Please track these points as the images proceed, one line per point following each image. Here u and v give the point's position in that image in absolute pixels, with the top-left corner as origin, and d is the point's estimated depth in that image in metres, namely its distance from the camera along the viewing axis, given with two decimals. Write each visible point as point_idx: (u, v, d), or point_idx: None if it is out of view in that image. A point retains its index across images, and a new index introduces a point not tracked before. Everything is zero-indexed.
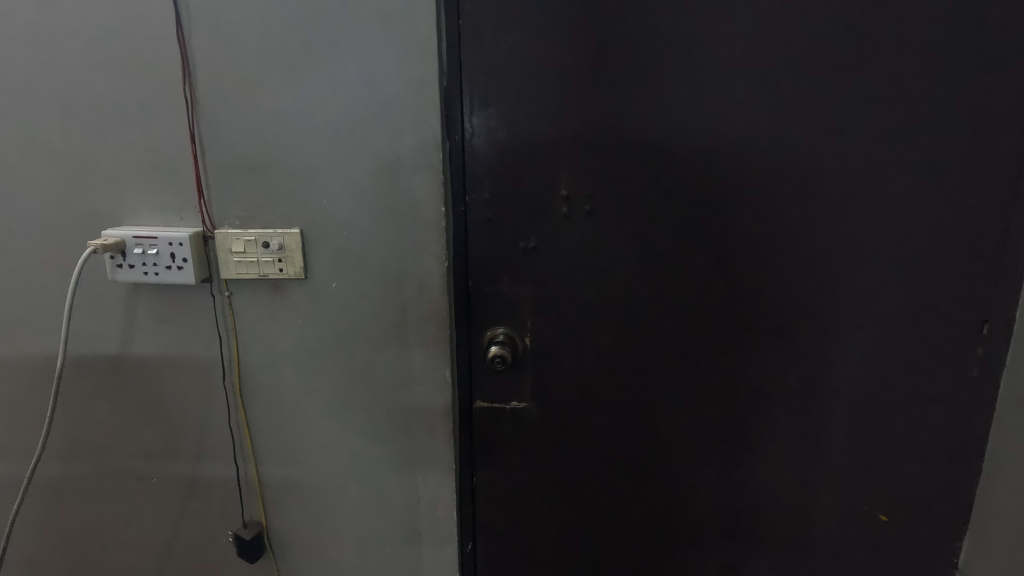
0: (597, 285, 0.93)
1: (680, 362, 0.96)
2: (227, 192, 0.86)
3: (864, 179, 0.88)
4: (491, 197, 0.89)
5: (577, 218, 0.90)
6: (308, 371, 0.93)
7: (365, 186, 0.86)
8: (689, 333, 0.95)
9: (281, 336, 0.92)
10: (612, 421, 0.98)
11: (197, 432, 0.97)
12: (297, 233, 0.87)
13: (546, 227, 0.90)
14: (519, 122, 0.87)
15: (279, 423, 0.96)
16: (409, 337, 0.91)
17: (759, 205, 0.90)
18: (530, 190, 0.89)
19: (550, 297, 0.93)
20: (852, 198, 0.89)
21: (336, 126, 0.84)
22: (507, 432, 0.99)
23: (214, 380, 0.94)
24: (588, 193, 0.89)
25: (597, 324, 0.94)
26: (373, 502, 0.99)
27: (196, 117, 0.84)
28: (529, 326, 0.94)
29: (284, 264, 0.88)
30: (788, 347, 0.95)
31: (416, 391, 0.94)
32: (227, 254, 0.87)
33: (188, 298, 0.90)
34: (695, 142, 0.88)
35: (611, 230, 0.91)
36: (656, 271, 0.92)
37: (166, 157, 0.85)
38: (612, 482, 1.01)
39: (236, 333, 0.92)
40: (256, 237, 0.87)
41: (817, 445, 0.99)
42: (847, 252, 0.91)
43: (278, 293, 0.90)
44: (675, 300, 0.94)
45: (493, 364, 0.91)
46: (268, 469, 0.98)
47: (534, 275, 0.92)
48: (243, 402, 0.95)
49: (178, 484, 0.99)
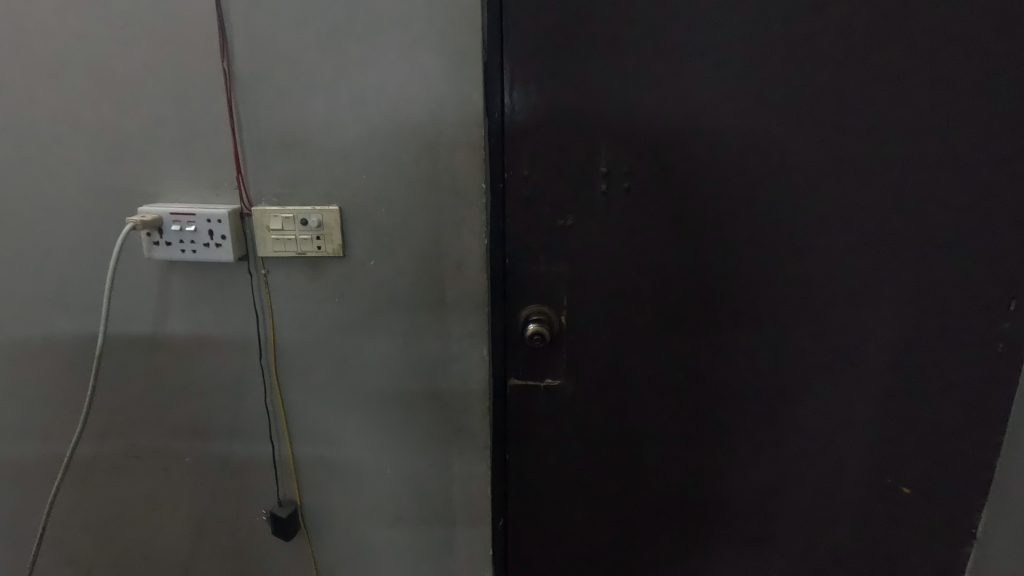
0: (633, 262, 0.93)
1: (713, 341, 0.97)
2: (265, 169, 0.85)
3: (901, 158, 0.89)
4: (530, 173, 0.88)
5: (616, 195, 0.90)
6: (346, 349, 0.94)
7: (405, 163, 0.85)
8: (721, 312, 0.96)
9: (319, 314, 0.92)
10: (645, 399, 0.99)
11: (232, 412, 0.96)
12: (336, 209, 0.86)
13: (585, 205, 0.90)
14: (560, 98, 0.85)
15: (316, 401, 0.96)
16: (447, 315, 0.92)
17: (796, 183, 0.90)
18: (569, 167, 0.88)
19: (587, 275, 0.93)
20: (888, 177, 0.90)
21: (377, 100, 0.83)
22: (540, 411, 0.99)
23: (250, 360, 0.94)
24: (627, 171, 0.89)
25: (633, 302, 0.95)
26: (408, 478, 1.00)
27: (234, 91, 0.82)
28: (566, 304, 0.94)
29: (323, 241, 0.87)
30: (819, 326, 0.97)
31: (454, 368, 0.95)
32: (264, 231, 0.86)
33: (224, 276, 0.89)
34: (735, 119, 0.88)
35: (650, 208, 0.91)
36: (692, 249, 0.93)
37: (202, 132, 0.84)
38: (645, 458, 1.02)
39: (273, 311, 0.91)
40: (294, 214, 0.86)
41: (845, 421, 1.01)
42: (881, 231, 0.92)
43: (315, 270, 0.89)
44: (709, 278, 0.94)
45: (532, 342, 0.92)
46: (303, 448, 0.98)
47: (571, 254, 0.92)
48: (280, 381, 0.95)
49: (213, 462, 0.99)
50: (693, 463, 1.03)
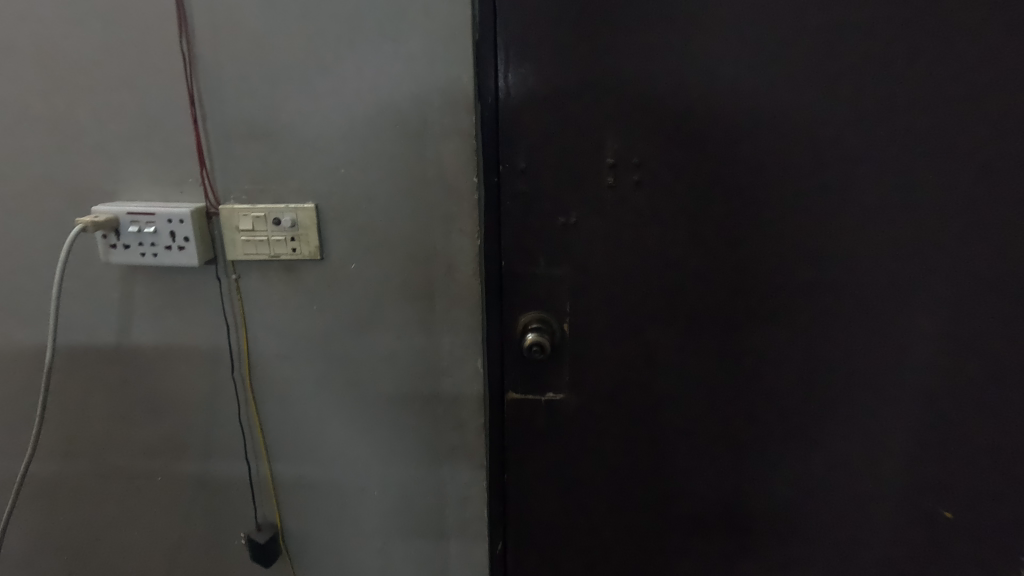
0: (644, 264, 0.83)
1: (733, 352, 0.87)
2: (233, 163, 0.77)
3: (951, 145, 0.78)
4: (528, 166, 0.79)
5: (625, 189, 0.80)
6: (327, 361, 0.86)
7: (388, 154, 0.76)
8: (743, 319, 0.85)
9: (296, 323, 0.84)
10: (657, 414, 0.90)
11: (204, 428, 0.89)
12: (312, 207, 0.77)
13: (589, 201, 0.81)
14: (560, 81, 0.76)
15: (295, 417, 0.88)
16: (437, 323, 0.83)
17: (830, 175, 0.79)
18: (571, 159, 0.79)
19: (592, 278, 0.84)
20: (937, 165, 0.79)
21: (355, 85, 0.74)
22: (541, 427, 0.91)
23: (221, 372, 0.86)
24: (637, 162, 0.79)
25: (644, 308, 0.85)
26: (397, 501, 0.92)
27: (195, 76, 0.74)
28: (568, 311, 0.85)
29: (298, 242, 0.78)
30: (856, 336, 0.85)
31: (445, 381, 0.86)
32: (234, 232, 0.78)
33: (191, 282, 0.81)
34: (761, 102, 0.77)
35: (663, 203, 0.81)
36: (711, 249, 0.83)
37: (162, 122, 0.75)
38: (656, 478, 0.93)
39: (246, 320, 0.83)
40: (265, 212, 0.77)
41: (882, 442, 0.90)
42: (928, 229, 0.81)
43: (290, 275, 0.81)
44: (730, 282, 0.84)
45: (531, 353, 0.83)
46: (283, 467, 0.90)
47: (574, 255, 0.83)
48: (255, 395, 0.87)
49: (186, 483, 0.91)
50: (709, 484, 0.93)
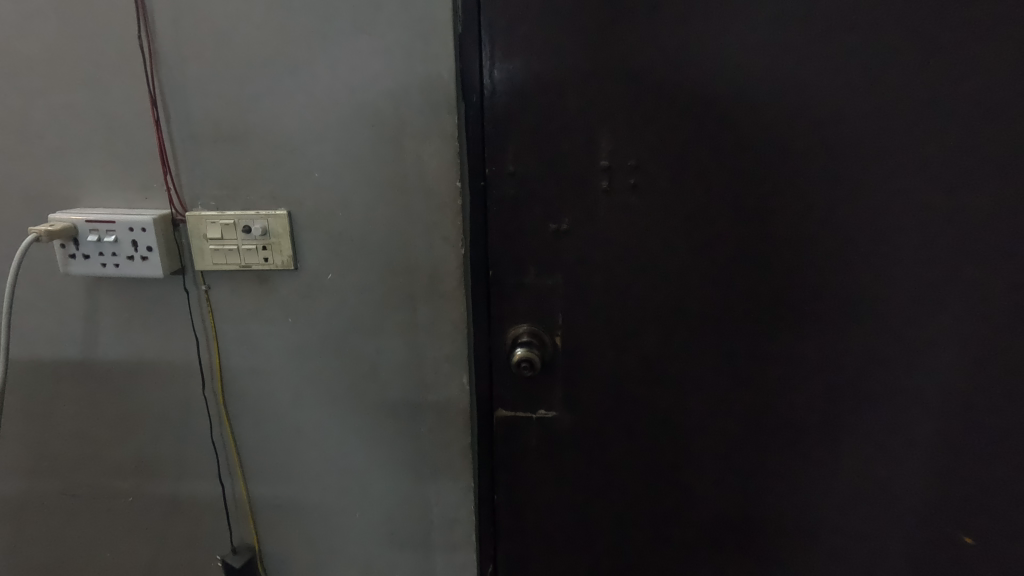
0: (642, 274, 0.77)
1: (740, 369, 0.80)
2: (198, 166, 0.71)
3: (985, 142, 0.70)
4: (517, 169, 0.73)
5: (620, 194, 0.75)
6: (304, 376, 0.81)
7: (365, 157, 0.71)
8: (750, 333, 0.79)
9: (270, 336, 0.79)
10: (657, 435, 0.84)
11: (176, 447, 0.84)
12: (284, 214, 0.72)
13: (582, 206, 0.75)
14: (549, 77, 0.71)
15: (271, 435, 0.83)
16: (420, 336, 0.78)
17: (845, 177, 0.72)
18: (562, 161, 0.73)
19: (586, 289, 0.78)
20: (966, 166, 0.71)
21: (329, 83, 0.69)
22: (532, 447, 0.85)
23: (193, 388, 0.81)
24: (634, 164, 0.74)
25: (642, 321, 0.79)
26: (380, 523, 0.87)
27: (157, 74, 0.69)
28: (561, 323, 0.80)
29: (270, 252, 0.73)
30: (876, 353, 0.78)
31: (429, 398, 0.81)
32: (201, 241, 0.73)
33: (158, 294, 0.77)
34: (769, 99, 0.71)
35: (662, 209, 0.75)
36: (714, 258, 0.76)
37: (123, 124, 0.71)
38: (657, 502, 0.87)
39: (217, 333, 0.78)
40: (234, 220, 0.72)
41: (906, 468, 0.82)
42: (956, 236, 0.73)
43: (263, 286, 0.76)
44: (736, 294, 0.77)
45: (519, 369, 0.77)
46: (259, 487, 0.86)
47: (566, 265, 0.77)
48: (228, 412, 0.82)
49: (158, 503, 0.87)
50: (716, 511, 0.86)
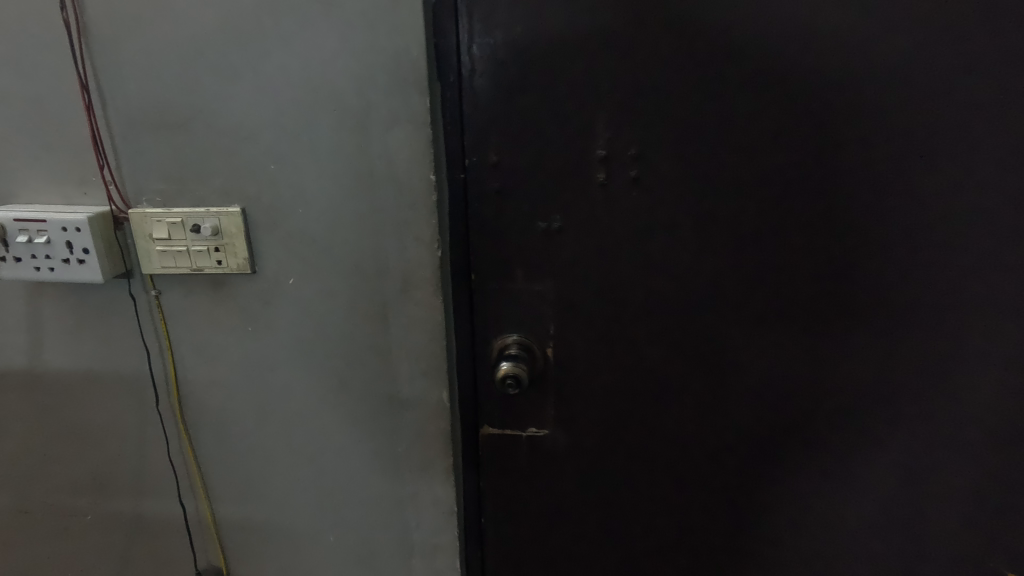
0: (645, 279, 0.68)
1: (756, 387, 0.71)
2: (141, 158, 0.64)
3: None
4: (501, 159, 0.64)
5: (619, 188, 0.65)
6: (268, 390, 0.73)
7: (325, 148, 0.62)
8: (768, 348, 0.69)
9: (229, 346, 0.71)
10: (659, 457, 0.75)
11: (134, 463, 0.78)
12: (237, 212, 0.64)
13: (575, 202, 0.66)
14: (536, 53, 0.61)
15: (234, 452, 0.76)
16: (393, 349, 0.70)
17: (884, 169, 0.62)
18: (551, 151, 0.64)
19: (580, 295, 0.69)
20: None
21: (281, 61, 0.60)
22: (521, 467, 0.77)
23: (148, 401, 0.74)
24: (635, 154, 0.64)
25: (645, 332, 0.70)
26: (355, 547, 0.80)
27: (87, 53, 0.61)
28: (552, 333, 0.71)
29: (223, 253, 0.66)
30: (912, 372, 0.68)
31: (405, 416, 0.73)
32: (147, 241, 0.65)
33: (105, 299, 0.69)
34: (793, 78, 0.60)
35: (668, 206, 0.65)
36: (728, 262, 0.67)
37: (55, 111, 0.63)
38: (661, 529, 0.79)
39: (172, 343, 0.71)
40: (182, 218, 0.65)
41: (940, 497, 0.73)
42: (1013, 238, 0.63)
43: (218, 291, 0.69)
44: (752, 303, 0.68)
45: (504, 387, 0.68)
46: (223, 508, 0.79)
47: (558, 268, 0.68)
48: (187, 428, 0.75)
49: (118, 523, 0.81)
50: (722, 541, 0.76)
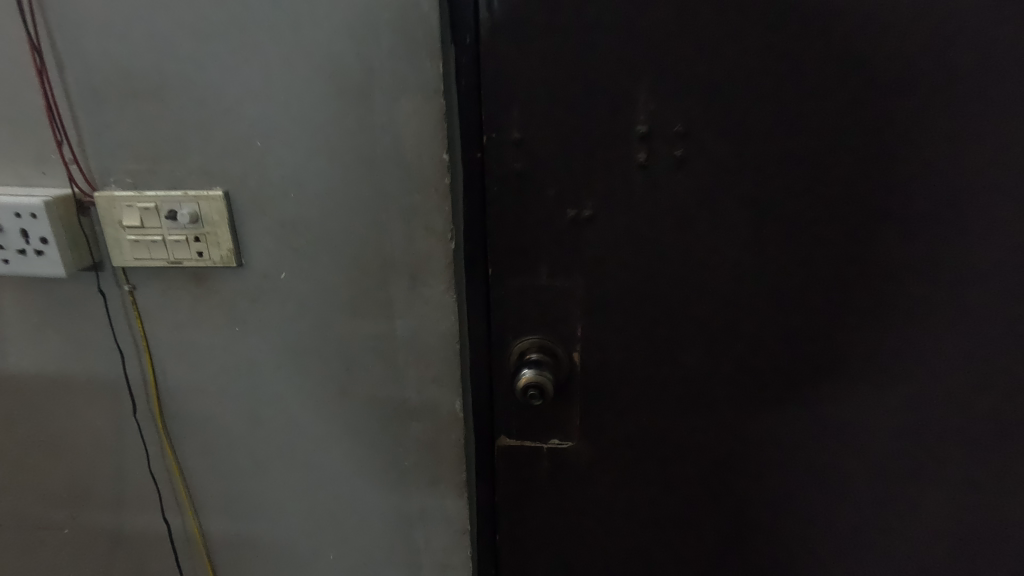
0: (688, 276, 0.59)
1: (810, 398, 0.62)
2: (108, 133, 0.55)
3: None
4: (524, 136, 0.55)
5: (661, 170, 0.56)
6: (258, 397, 0.65)
7: (320, 121, 0.53)
8: (825, 355, 0.61)
9: (215, 348, 0.63)
10: (696, 474, 0.67)
11: (112, 474, 0.70)
12: (218, 196, 0.56)
13: (609, 185, 0.57)
14: (569, 8, 0.51)
15: (222, 464, 0.69)
16: (399, 352, 0.61)
17: (970, 150, 0.53)
18: (584, 126, 0.55)
19: (613, 293, 0.61)
20: None
21: (266, 16, 0.51)
22: (542, 481, 0.69)
23: (125, 407, 0.66)
24: (681, 131, 0.55)
25: (686, 336, 0.61)
26: (358, 566, 0.73)
27: (38, 6, 0.51)
28: (580, 335, 0.63)
29: (204, 244, 0.57)
30: (986, 384, 0.60)
31: (412, 427, 0.65)
32: (117, 230, 0.57)
33: (72, 295, 0.61)
34: (874, 41, 0.51)
35: (718, 192, 0.56)
36: (785, 257, 0.58)
37: (5, 77, 0.54)
38: (694, 548, 0.71)
39: (150, 344, 0.63)
40: (156, 202, 0.56)
41: (1007, 520, 0.65)
42: None
43: (201, 286, 0.60)
44: (810, 304, 0.59)
45: (526, 398, 0.60)
46: (213, 522, 0.72)
47: (587, 262, 0.60)
48: (169, 437, 0.67)
49: (99, 536, 0.74)
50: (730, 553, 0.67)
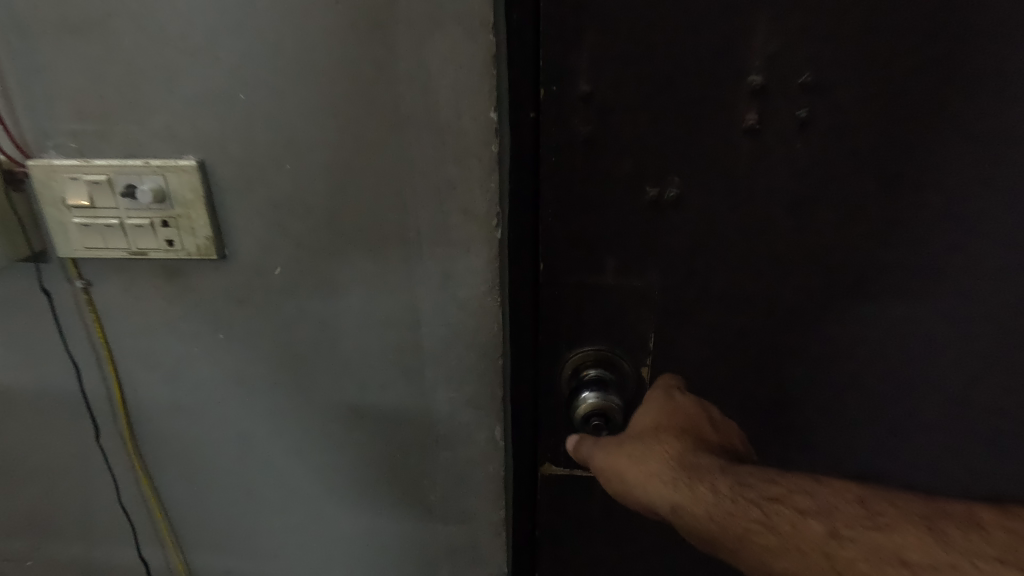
0: (798, 275, 0.46)
1: (940, 437, 0.50)
2: (41, 82, 0.41)
3: None
4: (597, 91, 0.42)
5: (774, 138, 0.42)
6: (249, 418, 0.53)
7: (323, 66, 0.40)
8: (977, 386, 0.48)
9: (194, 359, 0.50)
10: None
11: (77, 503, 0.58)
12: (190, 167, 0.42)
13: (705, 158, 0.43)
14: None
15: (207, 495, 0.57)
16: (425, 368, 0.49)
17: None
18: (678, 77, 0.41)
19: (698, 295, 0.48)
20: None
21: None
22: (595, 513, 0.58)
23: (85, 428, 0.54)
24: (809, 82, 0.41)
25: (787, 351, 0.49)
26: None
27: None
28: (652, 347, 0.50)
29: (173, 229, 0.44)
30: None
31: (440, 457, 0.53)
32: (61, 211, 0.44)
33: (12, 292, 0.48)
34: None
35: (851, 166, 0.43)
36: (940, 258, 0.44)
37: None
38: None
39: (113, 353, 0.50)
40: (109, 175, 0.43)
41: None
42: None
43: (174, 282, 0.48)
44: (964, 320, 0.46)
45: (588, 427, 0.50)
46: (200, 557, 0.60)
47: (668, 257, 0.47)
48: (143, 461, 0.55)
49: (68, 570, 0.63)
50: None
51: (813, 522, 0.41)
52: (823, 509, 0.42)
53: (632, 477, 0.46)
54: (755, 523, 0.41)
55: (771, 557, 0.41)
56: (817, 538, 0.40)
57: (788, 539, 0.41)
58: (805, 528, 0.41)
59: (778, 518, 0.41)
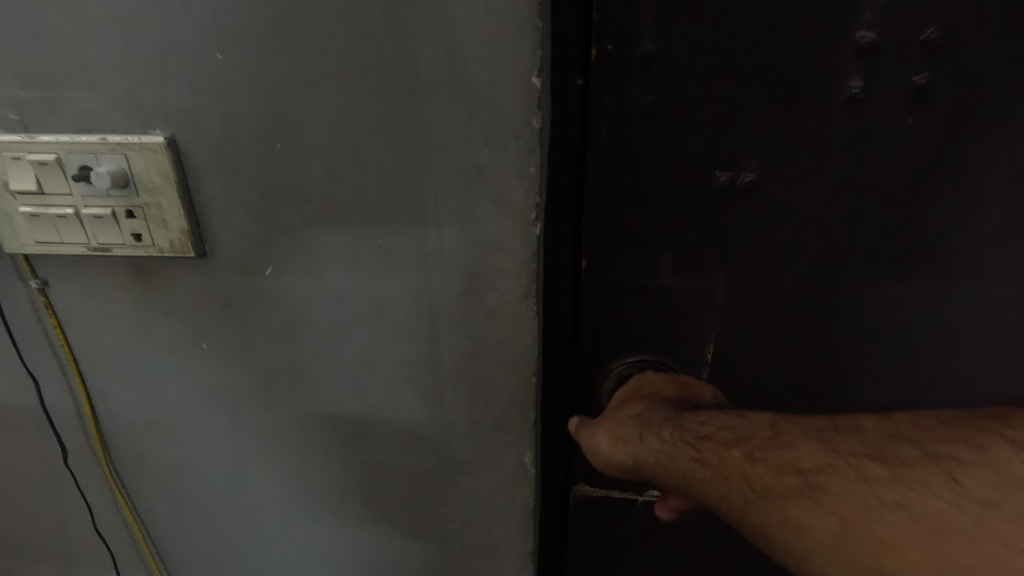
0: (891, 278, 0.38)
1: None
2: None
3: None
4: (661, 51, 0.34)
5: (879, 112, 0.34)
6: (238, 437, 0.46)
7: (320, 17, 0.31)
8: None
9: (173, 371, 0.43)
10: None
11: (49, 526, 0.52)
12: (155, 146, 0.34)
13: (791, 135, 0.35)
14: None
15: (193, 519, 0.50)
16: (442, 385, 0.41)
17: None
18: (766, 33, 0.33)
19: (769, 301, 0.40)
20: None
21: None
22: (632, 538, 0.52)
23: (53, 445, 0.47)
24: (933, 40, 0.32)
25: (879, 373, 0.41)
26: None
27: None
28: (710, 360, 0.42)
29: (140, 221, 0.36)
30: None
31: (459, 483, 0.45)
32: (6, 199, 0.36)
33: None
34: None
35: (973, 145, 0.34)
36: None
37: None
38: None
39: (78, 363, 0.43)
40: (60, 154, 0.35)
41: None
42: None
43: (145, 283, 0.40)
44: None
45: None
46: None
47: (736, 256, 0.39)
48: (119, 482, 0.49)
49: None
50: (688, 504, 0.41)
51: (737, 449, 0.31)
52: (744, 436, 0.32)
53: (591, 448, 0.38)
54: (688, 462, 0.32)
55: (717, 499, 0.31)
56: (736, 463, 0.31)
57: (720, 471, 0.31)
58: (728, 454, 0.31)
59: (706, 450, 0.32)
